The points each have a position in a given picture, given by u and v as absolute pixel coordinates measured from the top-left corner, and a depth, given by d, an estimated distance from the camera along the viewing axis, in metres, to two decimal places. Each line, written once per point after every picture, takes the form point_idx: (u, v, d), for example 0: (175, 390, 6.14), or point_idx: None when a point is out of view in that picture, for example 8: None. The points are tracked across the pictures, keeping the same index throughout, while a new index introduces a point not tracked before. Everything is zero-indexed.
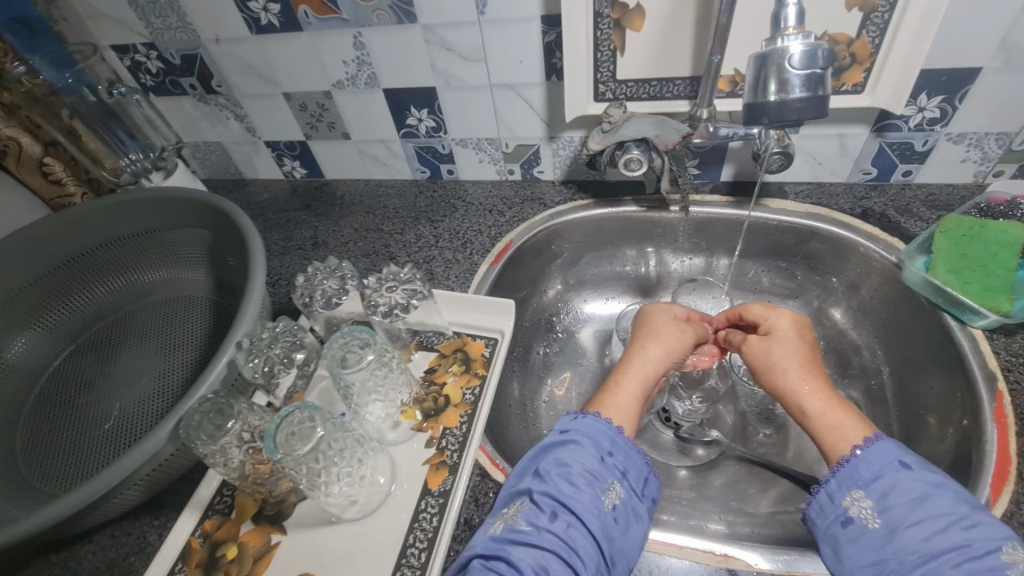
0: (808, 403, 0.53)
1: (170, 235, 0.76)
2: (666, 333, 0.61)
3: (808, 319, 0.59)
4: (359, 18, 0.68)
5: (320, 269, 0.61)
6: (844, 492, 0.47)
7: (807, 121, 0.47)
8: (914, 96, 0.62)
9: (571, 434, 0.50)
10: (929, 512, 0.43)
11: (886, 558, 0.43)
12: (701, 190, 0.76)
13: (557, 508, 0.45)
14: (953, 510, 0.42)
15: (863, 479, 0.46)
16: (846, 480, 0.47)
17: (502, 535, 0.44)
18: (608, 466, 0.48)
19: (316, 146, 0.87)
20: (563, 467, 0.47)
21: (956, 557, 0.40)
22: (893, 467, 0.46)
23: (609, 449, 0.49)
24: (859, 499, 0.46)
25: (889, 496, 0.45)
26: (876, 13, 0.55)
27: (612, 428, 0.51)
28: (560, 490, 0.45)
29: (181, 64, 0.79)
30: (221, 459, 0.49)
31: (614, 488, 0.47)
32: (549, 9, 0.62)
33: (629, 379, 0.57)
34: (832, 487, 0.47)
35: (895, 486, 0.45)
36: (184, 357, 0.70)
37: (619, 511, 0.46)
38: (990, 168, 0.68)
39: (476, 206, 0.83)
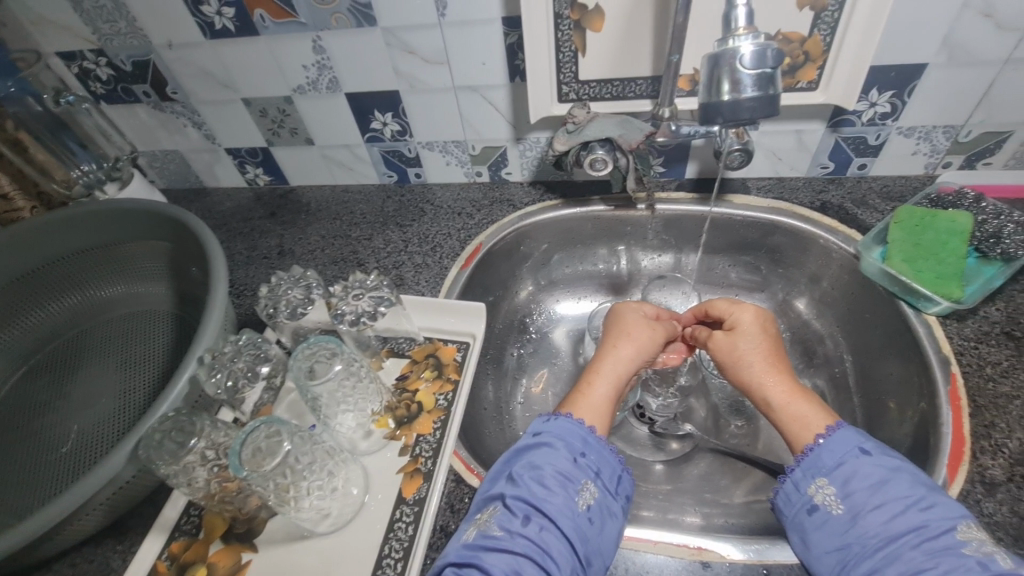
0: (772, 395, 0.54)
1: (129, 248, 0.73)
2: (636, 333, 0.62)
3: (770, 314, 0.61)
4: (317, 22, 0.66)
5: (284, 279, 0.60)
6: (809, 480, 0.48)
7: (760, 120, 0.49)
8: (865, 91, 0.64)
9: (544, 437, 0.50)
10: (889, 496, 0.44)
11: (850, 543, 0.44)
12: (667, 188, 0.77)
13: (530, 511, 0.45)
14: (912, 493, 0.44)
15: (826, 466, 0.48)
16: (810, 468, 0.48)
17: (474, 541, 0.43)
18: (582, 466, 0.48)
19: (278, 152, 0.85)
20: (536, 470, 0.47)
21: (915, 538, 0.41)
22: (854, 454, 0.47)
23: (582, 450, 0.49)
24: (823, 486, 0.47)
25: (851, 482, 0.46)
26: (826, 12, 0.57)
27: (584, 428, 0.51)
28: (533, 493, 0.45)
29: (133, 71, 0.77)
30: (185, 479, 0.48)
31: (588, 488, 0.47)
32: (510, 10, 0.62)
33: (601, 379, 0.57)
34: (797, 476, 0.49)
35: (856, 472, 0.46)
36: (145, 374, 0.68)
37: (593, 511, 0.46)
38: (939, 159, 0.70)
39: (444, 209, 0.82)
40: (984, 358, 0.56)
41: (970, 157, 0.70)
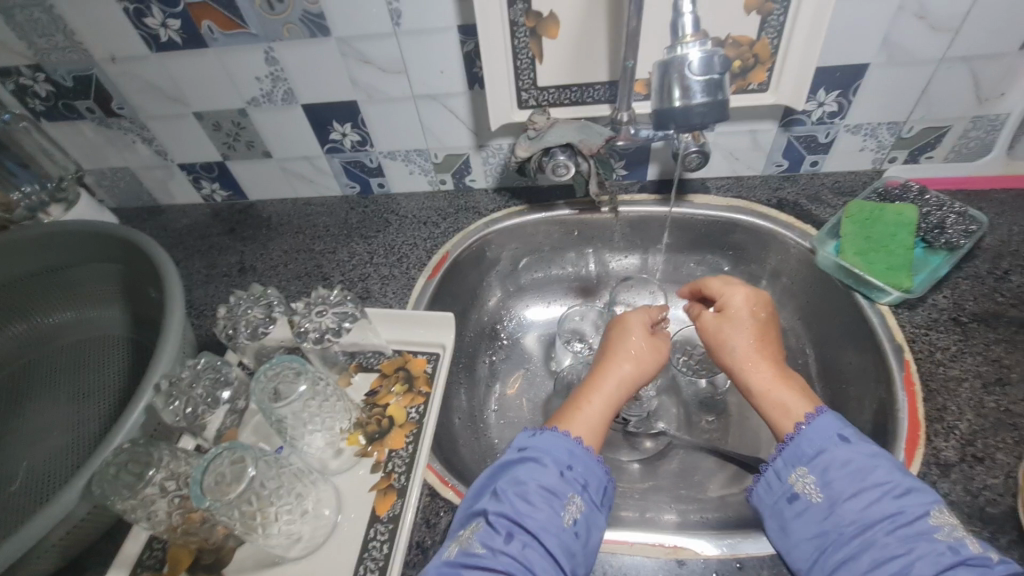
0: (756, 379, 0.56)
1: (78, 272, 0.70)
2: (640, 352, 0.60)
3: (763, 295, 0.61)
4: (268, 33, 0.65)
5: (243, 298, 0.58)
6: (789, 469, 0.49)
7: (712, 125, 0.50)
8: (813, 92, 0.66)
9: (531, 452, 0.49)
10: (865, 483, 0.46)
11: (826, 529, 0.45)
12: (629, 190, 0.78)
13: (512, 528, 0.45)
14: (887, 480, 0.45)
15: (806, 455, 0.49)
16: (790, 456, 0.49)
17: (455, 559, 0.44)
18: (568, 480, 0.48)
19: (235, 166, 0.83)
20: (520, 485, 0.47)
21: (889, 524, 0.43)
22: (832, 442, 0.48)
23: (568, 463, 0.49)
24: (802, 474, 0.48)
25: (830, 470, 0.47)
26: (772, 17, 0.58)
27: (571, 440, 0.50)
28: (516, 509, 0.45)
29: (74, 86, 0.73)
30: (144, 513, 0.45)
31: (574, 502, 0.47)
32: (465, 18, 0.62)
33: (592, 395, 0.56)
34: (778, 465, 0.50)
35: (836, 461, 0.47)
36: (100, 404, 0.65)
37: (579, 526, 0.46)
38: (885, 154, 0.73)
39: (410, 219, 0.81)
40: (934, 344, 0.59)
41: (914, 151, 0.73)
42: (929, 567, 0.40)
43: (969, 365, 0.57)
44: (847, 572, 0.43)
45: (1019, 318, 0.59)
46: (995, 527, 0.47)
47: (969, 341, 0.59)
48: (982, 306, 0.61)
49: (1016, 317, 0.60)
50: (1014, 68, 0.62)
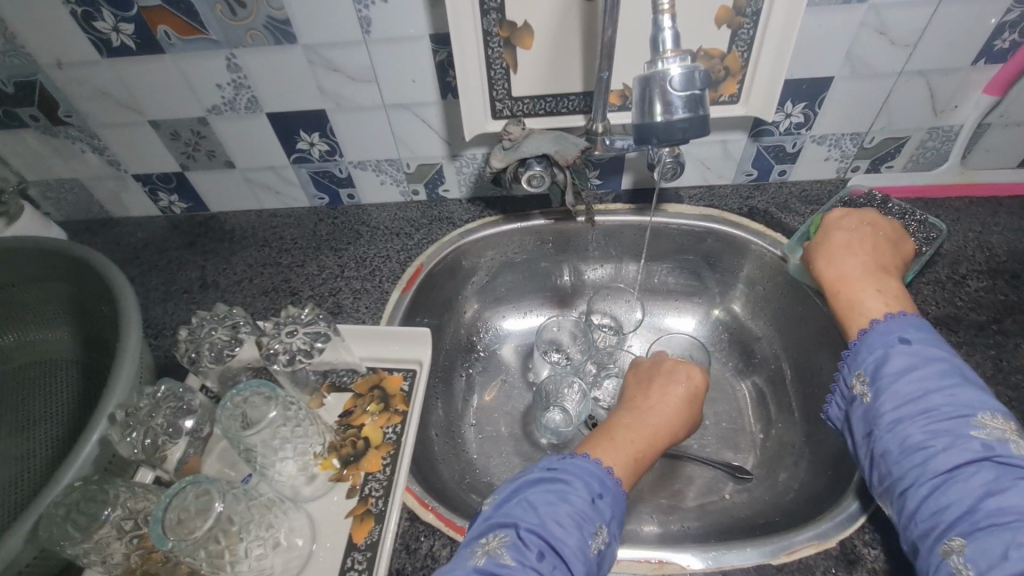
0: (830, 272, 0.56)
1: (20, 292, 0.65)
2: (686, 410, 0.59)
3: (875, 217, 0.59)
4: (230, 39, 0.62)
5: (207, 319, 0.55)
6: (849, 374, 0.49)
7: (692, 140, 0.50)
8: (781, 103, 0.67)
9: (562, 474, 0.47)
10: (911, 383, 0.44)
11: (872, 427, 0.46)
12: (605, 200, 0.78)
13: (544, 547, 0.42)
14: (938, 381, 0.44)
15: (862, 357, 0.48)
16: (850, 359, 0.49)
17: (485, 568, 0.41)
18: (598, 507, 0.46)
19: (195, 177, 0.79)
20: (554, 505, 0.44)
21: (925, 420, 0.42)
22: (891, 345, 0.47)
23: (599, 491, 0.47)
24: (858, 377, 0.48)
25: (880, 370, 0.46)
26: (742, 30, 0.59)
27: (601, 469, 0.48)
28: (550, 529, 0.43)
29: (16, 93, 0.68)
30: (98, 557, 0.42)
31: (601, 532, 0.45)
32: (438, 27, 0.61)
33: (637, 428, 0.55)
34: (841, 370, 0.50)
35: (887, 360, 0.46)
36: (46, 435, 0.61)
37: (602, 556, 0.44)
38: (849, 164, 0.76)
39: (382, 230, 0.79)
40: None
41: (875, 161, 0.75)
42: (950, 460, 0.40)
43: None
44: (883, 463, 0.44)
45: (978, 322, 0.61)
46: None
47: None
48: (945, 311, 0.63)
49: (975, 321, 0.62)
50: (967, 83, 0.65)
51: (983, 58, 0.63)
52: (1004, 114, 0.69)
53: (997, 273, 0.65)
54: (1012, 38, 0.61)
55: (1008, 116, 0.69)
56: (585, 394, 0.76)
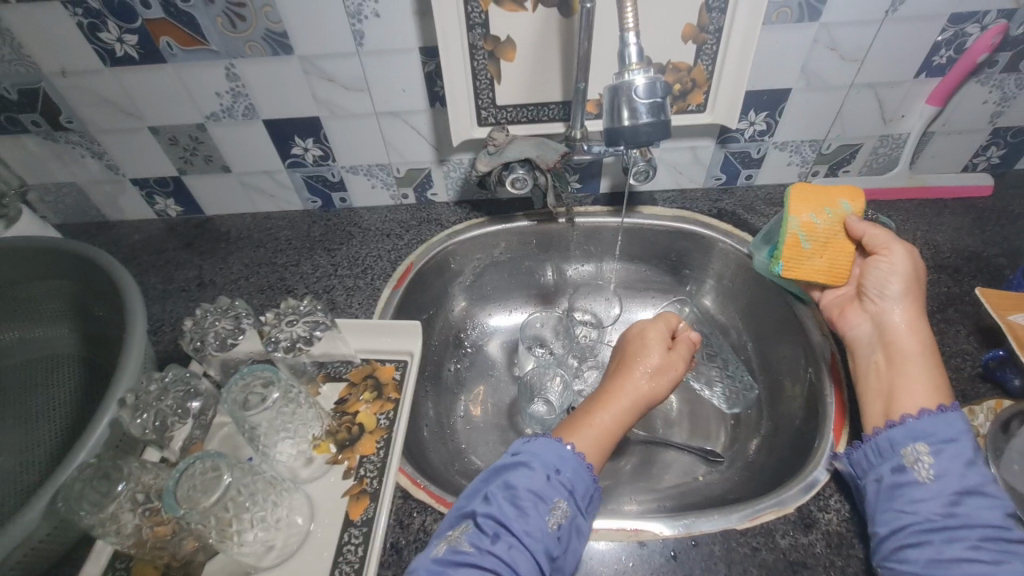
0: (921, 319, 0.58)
1: (23, 289, 0.68)
2: (658, 372, 0.61)
3: None
4: (230, 50, 0.66)
5: (210, 311, 0.58)
6: (908, 441, 0.50)
7: (656, 142, 0.55)
8: (745, 112, 0.73)
9: (522, 456, 0.51)
10: (977, 491, 0.46)
11: (919, 511, 0.47)
12: (584, 203, 0.83)
13: (499, 530, 0.47)
14: (998, 500, 0.46)
15: (936, 437, 0.49)
16: (918, 430, 0.50)
17: (444, 556, 0.46)
18: (556, 483, 0.49)
19: (191, 181, 0.82)
20: (510, 490, 0.49)
21: (987, 533, 0.45)
22: (965, 443, 0.49)
23: (557, 467, 0.50)
24: (922, 455, 0.49)
25: (950, 460, 0.48)
26: (706, 46, 0.65)
27: (563, 446, 0.52)
28: (503, 512, 0.47)
29: (19, 99, 0.71)
30: (113, 527, 0.45)
31: (560, 507, 0.48)
32: (427, 40, 0.65)
33: (603, 410, 0.58)
34: (898, 433, 0.50)
35: (959, 455, 0.48)
36: (52, 426, 0.63)
37: (563, 531, 0.47)
38: (809, 169, 0.82)
39: (373, 231, 0.83)
40: None
41: (833, 166, 0.82)
42: None
43: None
44: (921, 547, 0.45)
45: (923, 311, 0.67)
46: None
47: None
48: None
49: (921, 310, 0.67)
50: (910, 94, 0.72)
51: (924, 72, 0.69)
52: (946, 123, 0.76)
53: (941, 268, 0.71)
54: (948, 55, 0.68)
55: (950, 124, 0.76)
56: (567, 385, 0.81)
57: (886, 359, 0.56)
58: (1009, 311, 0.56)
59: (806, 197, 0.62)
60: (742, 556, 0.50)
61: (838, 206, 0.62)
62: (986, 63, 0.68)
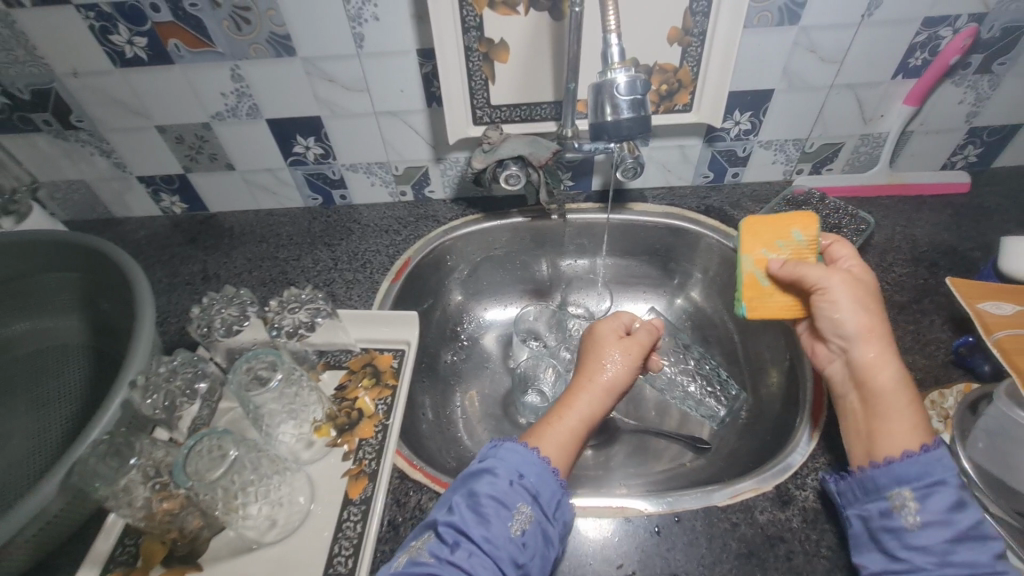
0: (890, 357, 0.54)
1: (34, 280, 0.70)
2: (612, 365, 0.61)
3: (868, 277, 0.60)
4: (235, 52, 0.69)
5: (217, 300, 0.61)
6: (895, 486, 0.48)
7: (637, 136, 0.58)
8: (730, 112, 0.76)
9: (487, 462, 0.52)
10: (966, 533, 0.46)
11: (911, 558, 0.46)
12: (576, 200, 0.86)
13: (459, 538, 0.47)
14: (988, 539, 0.46)
15: (921, 480, 0.47)
16: (903, 475, 0.48)
17: (404, 568, 0.46)
18: (518, 488, 0.50)
19: (196, 178, 0.85)
20: (471, 498, 0.49)
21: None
22: (952, 482, 0.47)
23: (520, 472, 0.51)
24: (909, 498, 0.47)
25: (937, 502, 0.46)
26: (691, 48, 0.68)
27: (529, 451, 0.52)
28: (464, 520, 0.48)
29: (32, 99, 0.74)
30: (125, 500, 0.48)
31: (522, 512, 0.48)
32: (424, 43, 0.68)
33: (572, 413, 0.57)
34: (883, 477, 0.49)
35: (946, 497, 0.47)
36: (62, 412, 0.65)
37: (526, 537, 0.47)
38: (793, 167, 0.85)
39: (372, 227, 0.86)
40: None
41: (816, 165, 0.85)
42: None
43: None
44: None
45: (899, 302, 0.70)
46: None
47: None
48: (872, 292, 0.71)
49: (897, 301, 0.70)
50: (888, 95, 0.75)
51: (900, 73, 0.72)
52: (923, 123, 0.79)
53: (918, 261, 0.74)
54: (923, 57, 0.70)
55: (927, 124, 0.79)
56: (560, 376, 0.83)
57: (861, 402, 0.54)
58: (977, 299, 0.59)
59: (757, 232, 0.62)
60: (721, 531, 0.53)
61: (789, 237, 0.61)
62: (959, 65, 0.71)
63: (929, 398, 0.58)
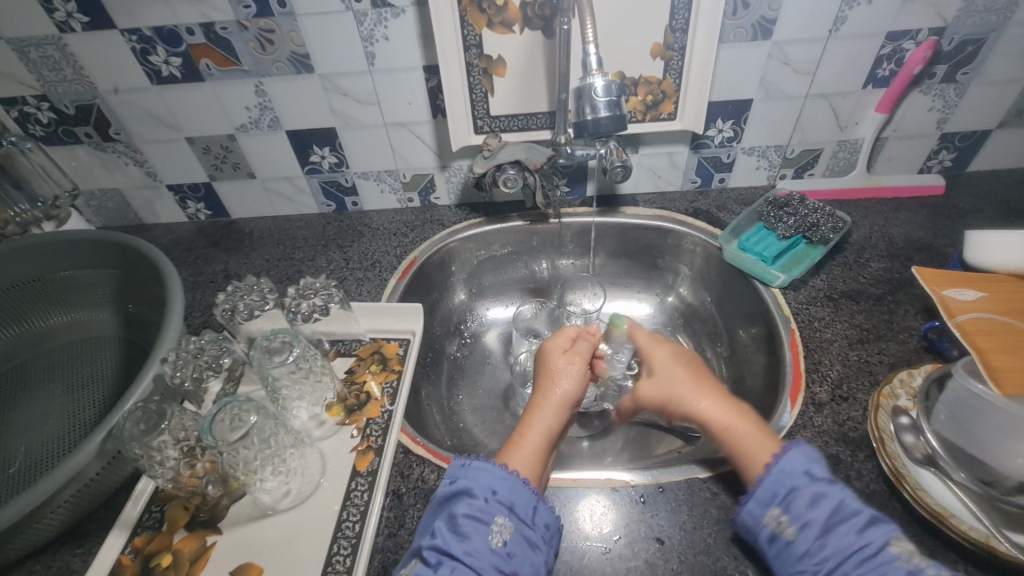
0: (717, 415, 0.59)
1: (74, 275, 0.77)
2: (561, 376, 0.65)
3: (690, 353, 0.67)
4: (260, 70, 0.76)
5: (240, 287, 0.68)
6: (764, 510, 0.50)
7: (615, 134, 0.63)
8: (713, 121, 0.82)
9: (459, 483, 0.53)
10: (832, 523, 0.47)
11: (805, 570, 0.47)
12: (572, 205, 0.92)
13: (442, 558, 0.48)
14: (845, 516, 0.47)
15: (778, 494, 0.50)
16: (764, 498, 0.50)
17: None
18: (494, 504, 0.52)
19: (220, 186, 0.92)
20: (450, 519, 0.51)
21: (861, 560, 0.45)
22: (798, 480, 0.50)
23: (493, 488, 0.53)
24: (775, 514, 0.49)
25: (797, 507, 0.48)
26: (673, 62, 0.74)
27: (503, 470, 0.54)
28: (445, 541, 0.49)
29: (76, 114, 0.82)
30: (155, 462, 0.53)
31: (501, 525, 0.51)
32: (429, 59, 0.75)
33: (529, 431, 0.60)
34: (753, 507, 0.50)
35: (799, 497, 0.49)
36: (95, 396, 0.71)
37: (509, 546, 0.50)
38: (776, 172, 0.90)
39: (381, 231, 0.92)
40: (814, 316, 0.72)
41: (797, 170, 0.90)
42: None
43: (839, 330, 0.70)
44: None
45: (875, 294, 0.74)
46: (855, 447, 0.58)
47: (839, 312, 0.73)
48: (850, 286, 0.76)
49: (873, 293, 0.74)
50: (861, 103, 0.80)
51: (870, 83, 0.78)
52: (897, 129, 0.84)
53: (894, 257, 0.79)
54: (891, 68, 0.76)
55: (901, 130, 0.84)
56: None
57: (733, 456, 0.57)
58: (943, 287, 0.64)
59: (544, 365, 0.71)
60: (704, 501, 0.57)
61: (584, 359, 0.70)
62: (925, 75, 0.77)
63: (898, 377, 0.62)
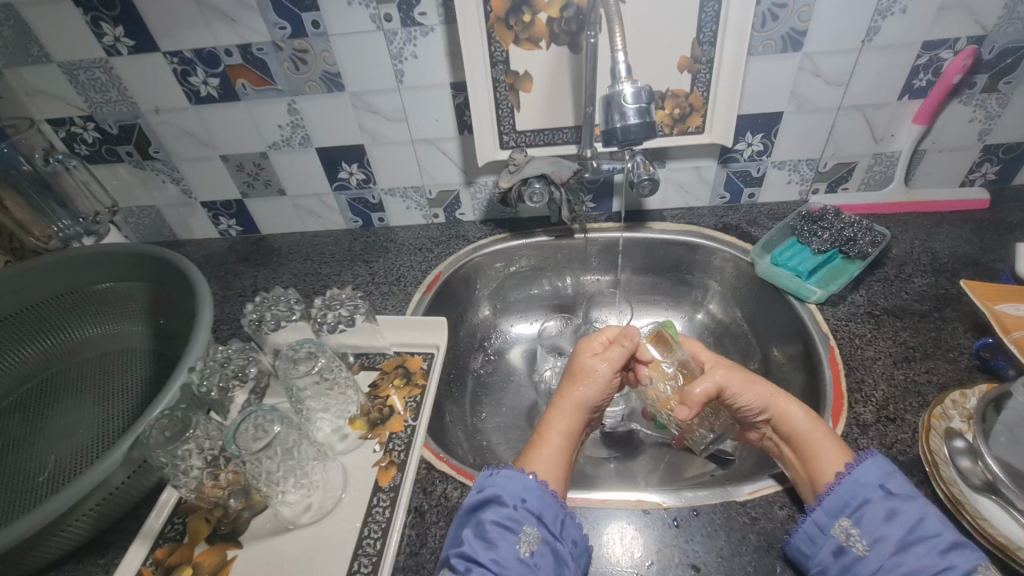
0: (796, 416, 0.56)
1: (111, 288, 0.79)
2: (585, 376, 0.62)
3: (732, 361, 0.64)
4: (293, 88, 0.78)
5: (267, 300, 0.70)
6: (832, 521, 0.49)
7: (645, 142, 0.63)
8: (743, 134, 0.81)
9: (488, 491, 0.52)
10: (911, 539, 0.46)
11: None
12: (598, 220, 0.91)
13: (469, 565, 0.46)
14: (921, 534, 0.46)
15: (850, 505, 0.49)
16: (834, 508, 0.50)
17: None
18: (523, 512, 0.50)
19: (251, 204, 0.95)
20: (478, 526, 0.49)
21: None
22: (872, 495, 0.49)
23: (522, 496, 0.51)
24: (844, 526, 0.49)
25: (871, 520, 0.48)
26: (700, 75, 0.74)
27: (532, 479, 0.52)
28: (474, 549, 0.47)
29: (119, 133, 0.85)
30: (180, 473, 0.53)
31: (529, 535, 0.49)
32: (456, 77, 0.76)
33: (551, 431, 0.58)
34: (820, 516, 0.50)
35: (873, 510, 0.48)
36: (124, 405, 0.72)
37: (536, 557, 0.48)
38: (809, 186, 0.88)
39: (407, 246, 0.93)
40: (853, 333, 0.69)
41: (832, 184, 0.88)
42: None
43: (882, 347, 0.67)
44: None
45: (919, 310, 0.71)
46: (905, 471, 0.55)
47: (881, 329, 0.69)
48: (892, 302, 0.72)
49: (917, 310, 0.71)
50: (897, 115, 0.78)
51: (906, 94, 0.76)
52: (936, 141, 0.81)
53: (938, 272, 0.75)
54: (927, 78, 0.74)
55: (940, 142, 0.81)
56: None
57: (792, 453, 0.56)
58: (995, 301, 0.60)
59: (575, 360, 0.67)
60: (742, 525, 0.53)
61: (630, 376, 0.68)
62: (964, 85, 0.75)
63: (950, 398, 0.58)
